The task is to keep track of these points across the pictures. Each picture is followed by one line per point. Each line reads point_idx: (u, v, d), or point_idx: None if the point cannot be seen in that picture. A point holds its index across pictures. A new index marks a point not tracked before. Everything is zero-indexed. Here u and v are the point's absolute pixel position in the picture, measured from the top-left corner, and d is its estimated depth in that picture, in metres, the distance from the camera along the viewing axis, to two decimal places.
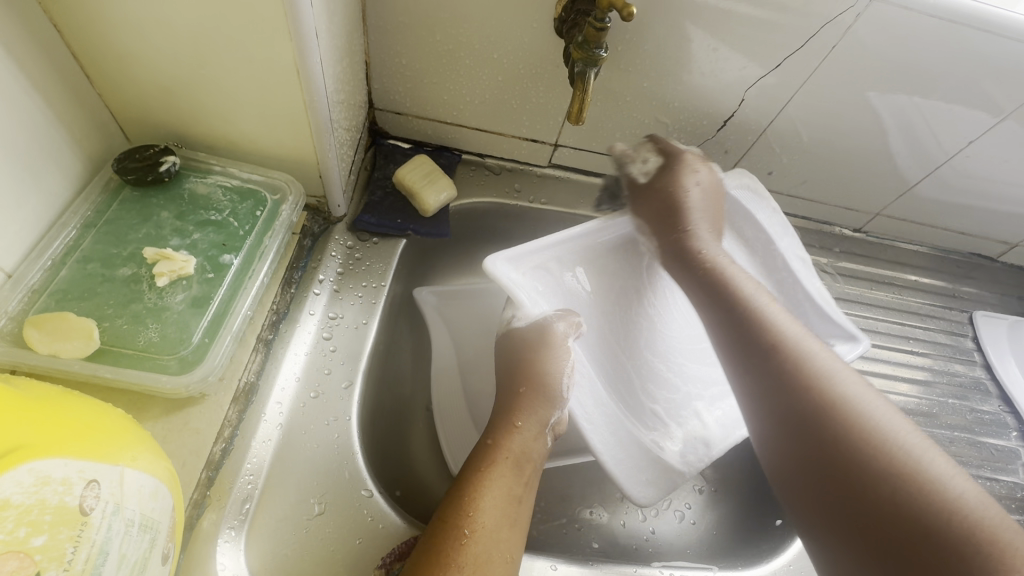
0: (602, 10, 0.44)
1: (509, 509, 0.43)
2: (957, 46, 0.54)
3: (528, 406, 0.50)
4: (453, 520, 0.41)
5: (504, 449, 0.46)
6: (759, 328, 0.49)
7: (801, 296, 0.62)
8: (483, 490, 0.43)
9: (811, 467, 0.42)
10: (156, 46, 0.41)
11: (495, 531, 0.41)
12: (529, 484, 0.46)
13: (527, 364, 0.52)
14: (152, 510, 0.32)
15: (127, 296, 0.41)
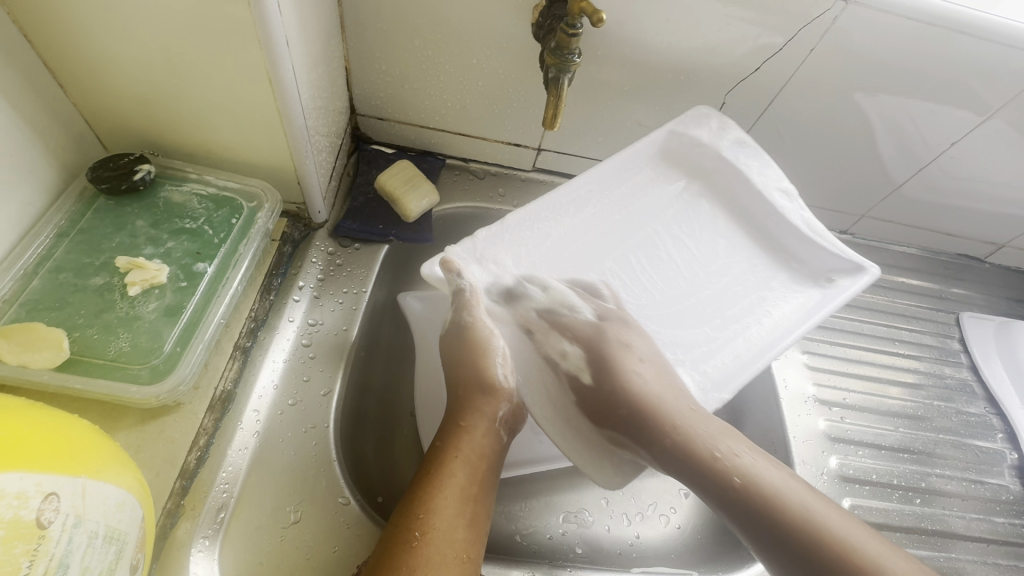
0: (575, 16, 0.44)
1: (465, 510, 0.43)
2: (936, 47, 0.53)
3: (473, 405, 0.50)
4: (406, 527, 0.41)
5: (454, 449, 0.47)
6: (692, 450, 0.48)
7: (785, 230, 0.59)
8: (435, 494, 0.43)
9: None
10: (127, 55, 0.41)
11: (450, 534, 0.42)
12: (486, 481, 0.46)
13: (465, 362, 0.51)
14: (118, 521, 0.32)
15: (99, 305, 0.41)
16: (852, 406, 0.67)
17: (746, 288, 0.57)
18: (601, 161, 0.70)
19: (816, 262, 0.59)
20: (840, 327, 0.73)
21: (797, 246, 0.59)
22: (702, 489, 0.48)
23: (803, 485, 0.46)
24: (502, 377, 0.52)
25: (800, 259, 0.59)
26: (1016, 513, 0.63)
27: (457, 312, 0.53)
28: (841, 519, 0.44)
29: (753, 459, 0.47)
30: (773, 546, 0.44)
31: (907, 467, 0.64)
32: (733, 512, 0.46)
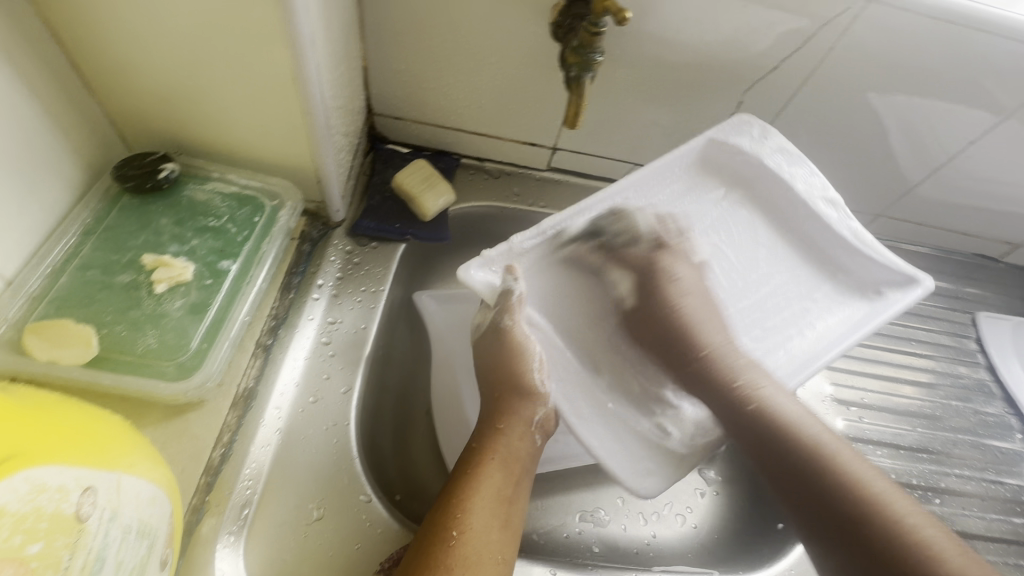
0: (597, 15, 0.44)
1: (500, 512, 0.44)
2: (956, 46, 0.53)
3: (509, 408, 0.49)
4: (444, 525, 0.42)
5: (491, 451, 0.47)
6: (718, 372, 0.51)
7: (831, 240, 0.55)
8: (472, 492, 0.44)
9: (811, 513, 0.45)
10: (155, 54, 0.41)
11: (486, 535, 0.42)
12: (520, 483, 0.46)
13: (498, 361, 0.51)
14: (150, 516, 0.32)
15: (126, 302, 0.41)
16: (869, 405, 0.67)
17: (788, 299, 0.54)
18: (616, 160, 0.70)
19: (866, 273, 0.54)
20: None
21: (844, 257, 0.55)
22: (717, 402, 0.51)
23: (828, 429, 0.49)
24: (541, 383, 0.50)
25: (848, 269, 0.55)
26: None
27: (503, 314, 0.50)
28: (855, 460, 0.46)
29: (776, 390, 0.50)
30: (778, 464, 0.48)
31: (924, 467, 0.64)
32: (746, 427, 0.50)
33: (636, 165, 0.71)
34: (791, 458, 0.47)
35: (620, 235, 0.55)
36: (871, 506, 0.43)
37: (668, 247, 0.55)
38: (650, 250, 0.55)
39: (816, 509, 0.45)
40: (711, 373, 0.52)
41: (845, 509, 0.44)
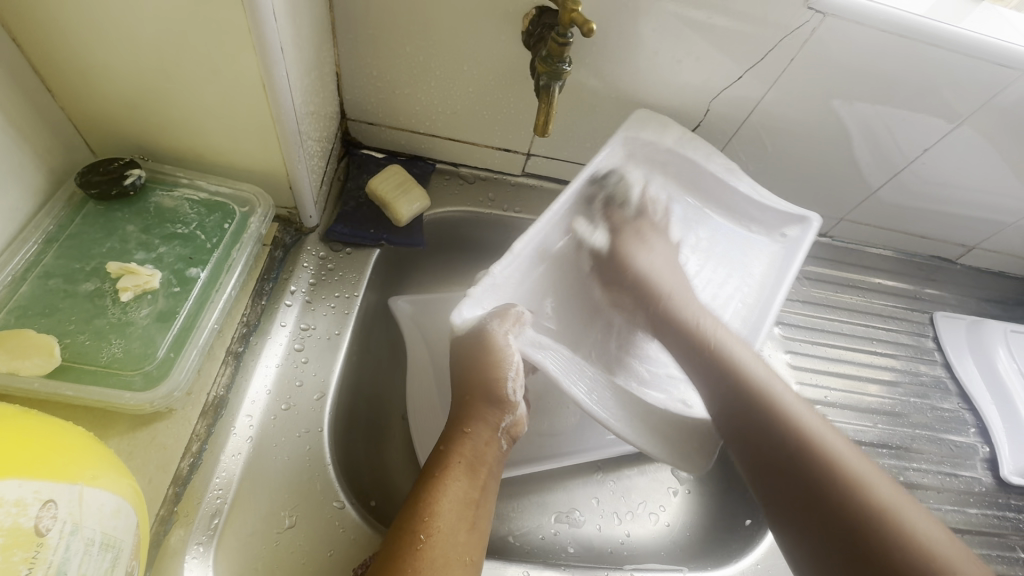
0: (565, 25, 0.45)
1: (466, 513, 0.44)
2: (909, 57, 0.56)
3: (477, 413, 0.50)
4: (409, 528, 0.42)
5: (457, 454, 0.47)
6: (719, 354, 0.54)
7: (740, 200, 0.65)
8: (438, 495, 0.44)
9: (790, 480, 0.48)
10: (119, 59, 0.40)
11: (453, 536, 0.42)
12: (486, 486, 0.47)
13: (471, 372, 0.50)
14: (114, 528, 0.32)
15: (91, 311, 0.41)
16: (833, 403, 0.69)
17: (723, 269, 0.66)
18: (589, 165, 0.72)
19: (770, 220, 0.65)
20: (820, 327, 0.75)
21: (756, 212, 0.65)
22: (706, 377, 0.54)
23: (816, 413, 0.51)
24: (513, 393, 0.50)
25: (759, 220, 0.66)
26: (988, 504, 0.66)
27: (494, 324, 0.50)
28: (844, 446, 0.48)
29: (773, 381, 0.52)
30: (766, 442, 0.50)
31: (886, 461, 0.66)
32: (735, 396, 0.52)
33: None
34: (779, 435, 0.49)
35: (612, 187, 0.63)
36: (852, 488, 0.45)
37: (646, 217, 0.65)
38: (631, 218, 0.65)
39: (799, 488, 0.47)
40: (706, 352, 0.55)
41: (830, 488, 0.46)
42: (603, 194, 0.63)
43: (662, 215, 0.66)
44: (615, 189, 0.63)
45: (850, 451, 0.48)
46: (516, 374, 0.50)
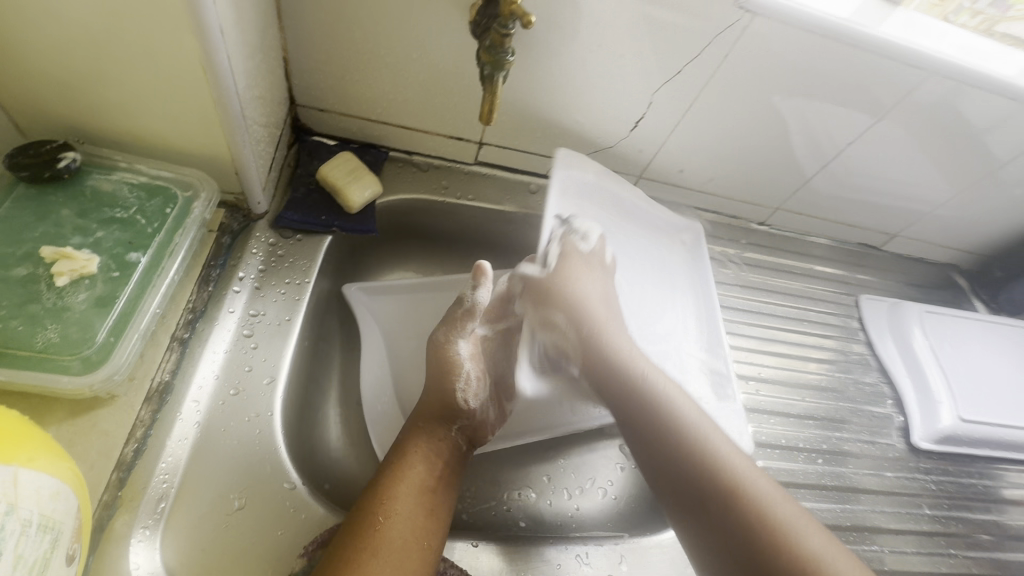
0: (506, 17, 0.46)
1: (423, 499, 0.46)
2: (831, 55, 0.60)
3: (428, 414, 0.53)
4: (366, 508, 0.43)
5: (414, 445, 0.49)
6: (663, 410, 0.55)
7: (654, 214, 0.75)
8: (397, 481, 0.46)
9: (717, 526, 0.49)
10: (47, 37, 0.39)
11: (410, 519, 0.44)
12: (443, 477, 0.49)
13: (432, 380, 0.54)
14: (52, 510, 0.32)
15: (22, 296, 0.39)
16: (766, 378, 0.74)
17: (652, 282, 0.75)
18: (541, 155, 0.74)
19: (663, 221, 0.77)
20: (757, 309, 0.80)
21: (664, 224, 0.76)
22: (642, 441, 0.55)
23: (746, 459, 0.53)
24: (469, 400, 0.54)
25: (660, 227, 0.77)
26: (902, 468, 0.72)
27: (443, 328, 0.56)
28: (773, 492, 0.50)
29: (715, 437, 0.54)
30: (695, 496, 0.51)
31: (813, 431, 0.72)
32: (671, 457, 0.53)
33: None
34: (714, 489, 0.50)
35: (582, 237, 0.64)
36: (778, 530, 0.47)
37: (596, 257, 0.65)
38: (578, 275, 0.62)
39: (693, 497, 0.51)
40: (651, 419, 0.55)
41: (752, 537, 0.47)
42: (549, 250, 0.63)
43: (598, 249, 0.66)
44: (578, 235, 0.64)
45: (778, 496, 0.50)
46: (468, 379, 0.54)
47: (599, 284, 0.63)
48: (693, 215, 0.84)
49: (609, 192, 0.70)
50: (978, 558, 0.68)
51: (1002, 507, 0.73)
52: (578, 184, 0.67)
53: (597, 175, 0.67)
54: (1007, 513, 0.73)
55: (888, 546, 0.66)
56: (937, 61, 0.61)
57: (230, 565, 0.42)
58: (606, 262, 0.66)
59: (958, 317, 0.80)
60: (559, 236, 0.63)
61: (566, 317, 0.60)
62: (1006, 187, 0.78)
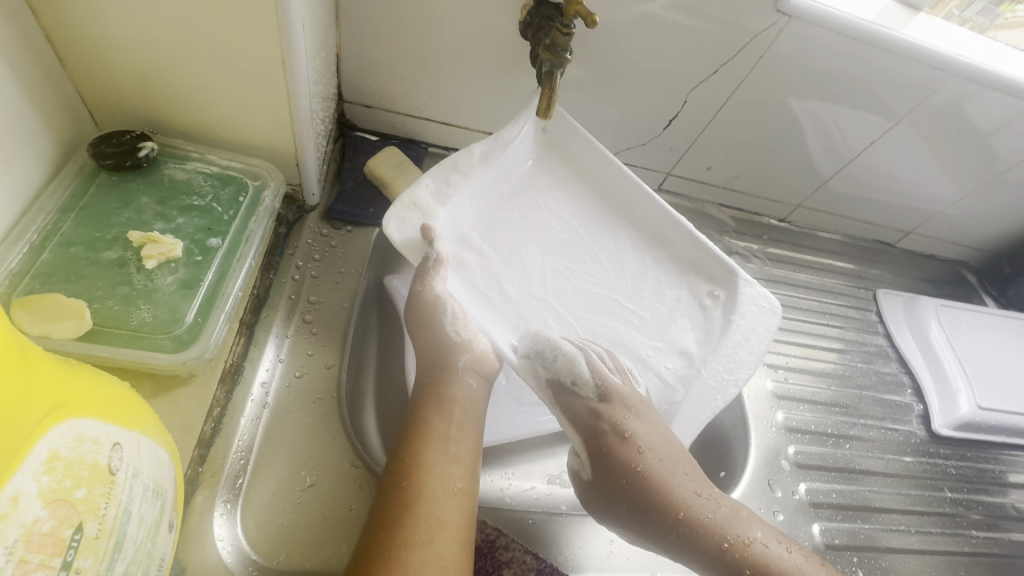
0: (569, 17, 0.49)
1: (447, 451, 0.46)
2: (860, 57, 0.63)
3: (435, 363, 0.51)
4: (393, 471, 0.45)
5: (426, 417, 0.48)
6: (706, 536, 0.48)
7: (505, 159, 0.58)
8: (419, 464, 0.45)
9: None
10: (139, 32, 0.41)
11: (437, 471, 0.45)
12: (464, 423, 0.49)
13: (421, 326, 0.52)
14: (161, 477, 0.34)
15: (116, 278, 0.42)
16: (792, 367, 0.77)
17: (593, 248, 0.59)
18: None
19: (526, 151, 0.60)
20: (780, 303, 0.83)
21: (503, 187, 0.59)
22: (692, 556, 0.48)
23: (778, 536, 0.50)
24: (461, 334, 0.51)
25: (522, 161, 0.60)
26: (922, 452, 0.76)
27: (416, 280, 0.52)
28: (816, 567, 0.49)
29: (745, 528, 0.49)
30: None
31: (838, 417, 0.74)
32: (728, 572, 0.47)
33: None
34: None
35: (550, 361, 0.51)
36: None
37: (611, 396, 0.51)
38: (593, 400, 0.51)
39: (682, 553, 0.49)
40: (670, 518, 0.48)
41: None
42: (547, 374, 0.51)
43: (622, 373, 0.53)
44: (562, 371, 0.51)
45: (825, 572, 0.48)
46: (457, 316, 0.51)
47: (638, 420, 0.50)
48: (716, 211, 0.87)
49: (494, 179, 0.58)
50: (993, 538, 0.72)
51: (1013, 490, 0.77)
52: (468, 217, 0.56)
53: (446, 212, 0.55)
54: (1019, 496, 0.77)
55: (912, 526, 0.69)
56: (960, 64, 0.64)
57: (307, 539, 0.44)
58: (639, 395, 0.52)
59: (971, 310, 0.84)
60: (470, 266, 0.55)
61: (555, 390, 0.52)
62: (1016, 187, 0.81)
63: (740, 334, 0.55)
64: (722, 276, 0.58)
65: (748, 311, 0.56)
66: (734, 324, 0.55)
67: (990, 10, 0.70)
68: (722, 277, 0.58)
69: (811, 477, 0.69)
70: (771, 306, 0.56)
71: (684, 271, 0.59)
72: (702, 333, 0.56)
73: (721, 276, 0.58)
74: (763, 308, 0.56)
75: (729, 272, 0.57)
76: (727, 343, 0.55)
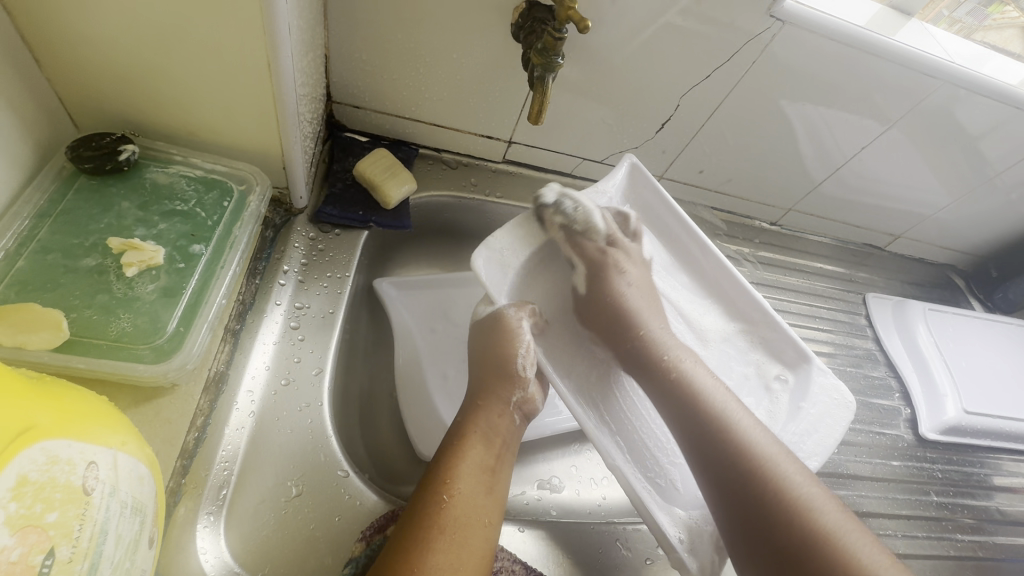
0: (561, 21, 0.48)
1: (483, 478, 0.46)
2: (854, 63, 0.63)
3: (491, 388, 0.52)
4: (431, 490, 0.44)
5: (472, 427, 0.49)
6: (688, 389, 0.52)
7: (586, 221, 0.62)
8: (452, 485, 0.44)
9: (745, 507, 0.46)
10: (117, 34, 0.40)
11: (472, 497, 0.44)
12: (502, 456, 0.48)
13: (485, 350, 0.53)
14: (141, 493, 0.33)
15: (94, 286, 0.41)
16: None
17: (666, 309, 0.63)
18: (566, 154, 0.76)
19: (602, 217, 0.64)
20: (771, 306, 0.83)
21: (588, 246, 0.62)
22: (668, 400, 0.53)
23: (772, 438, 0.49)
24: (524, 369, 0.52)
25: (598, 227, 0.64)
26: (909, 457, 0.76)
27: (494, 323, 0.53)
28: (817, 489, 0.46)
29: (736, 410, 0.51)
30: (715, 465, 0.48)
31: None
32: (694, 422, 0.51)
33: (584, 159, 0.77)
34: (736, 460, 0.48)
35: (570, 215, 0.58)
36: (786, 499, 0.45)
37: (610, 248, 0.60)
38: (603, 245, 0.60)
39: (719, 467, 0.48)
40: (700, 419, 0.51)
41: (754, 485, 0.46)
42: (563, 220, 0.58)
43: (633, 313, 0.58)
44: (575, 216, 0.59)
45: (808, 482, 0.46)
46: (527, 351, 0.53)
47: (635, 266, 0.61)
48: (708, 214, 0.87)
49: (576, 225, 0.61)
50: (978, 541, 0.73)
51: (997, 494, 0.78)
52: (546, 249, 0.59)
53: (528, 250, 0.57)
54: (1002, 499, 0.78)
55: (899, 530, 0.70)
56: (951, 70, 0.64)
57: (291, 550, 0.43)
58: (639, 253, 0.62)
59: (959, 314, 0.84)
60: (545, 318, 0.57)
61: (568, 233, 0.59)
62: (1003, 192, 0.82)
63: (809, 423, 0.56)
64: (795, 362, 0.59)
65: (820, 400, 0.57)
66: (805, 412, 0.57)
67: (979, 11, 0.69)
68: (793, 362, 0.60)
69: None
70: (844, 400, 0.56)
71: (753, 348, 0.61)
72: (768, 412, 0.58)
73: (792, 360, 0.60)
74: (836, 402, 0.57)
75: (803, 357, 0.59)
76: (793, 428, 0.56)
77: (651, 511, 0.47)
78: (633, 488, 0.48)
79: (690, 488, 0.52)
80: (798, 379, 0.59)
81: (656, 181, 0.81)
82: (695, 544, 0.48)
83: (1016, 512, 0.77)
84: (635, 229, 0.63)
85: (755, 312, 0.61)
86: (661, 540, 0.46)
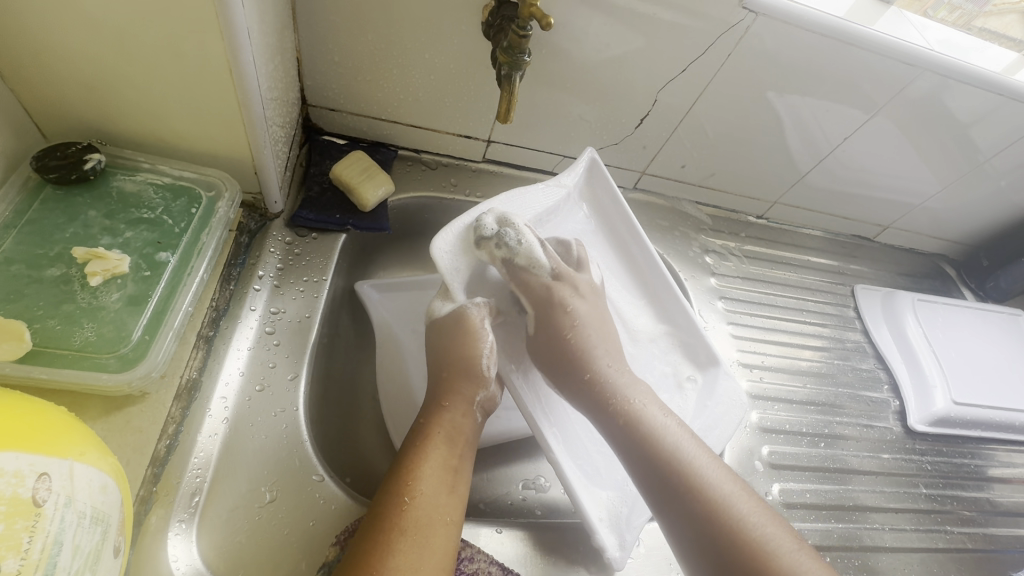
0: (525, 19, 0.48)
1: (446, 478, 0.46)
2: (831, 53, 0.62)
3: (455, 388, 0.51)
4: (392, 492, 0.44)
5: (436, 426, 0.49)
6: (640, 431, 0.49)
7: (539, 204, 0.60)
8: (412, 487, 0.44)
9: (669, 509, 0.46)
10: (76, 45, 0.40)
11: (434, 497, 0.44)
12: (464, 454, 0.48)
13: (447, 348, 0.52)
14: (102, 503, 0.33)
15: (58, 297, 0.42)
16: (768, 367, 0.77)
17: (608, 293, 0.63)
18: (547, 152, 0.75)
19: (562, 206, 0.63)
20: (758, 300, 0.83)
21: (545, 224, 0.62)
22: (626, 453, 0.49)
23: (726, 472, 0.48)
24: (486, 368, 0.52)
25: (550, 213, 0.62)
26: (898, 449, 0.76)
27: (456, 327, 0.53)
28: (742, 494, 0.46)
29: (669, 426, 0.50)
30: (651, 480, 0.47)
31: (814, 416, 0.75)
32: (656, 475, 0.47)
33: (565, 157, 0.76)
34: (695, 507, 0.45)
35: (571, 197, 0.58)
36: (731, 523, 0.44)
37: (565, 277, 0.56)
38: (547, 279, 0.55)
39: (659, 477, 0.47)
40: (635, 433, 0.49)
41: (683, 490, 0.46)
42: (506, 253, 0.53)
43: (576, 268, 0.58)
44: (576, 198, 0.58)
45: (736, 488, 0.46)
46: (488, 349, 0.52)
47: (625, 247, 0.61)
48: (693, 209, 0.86)
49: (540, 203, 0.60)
50: (969, 532, 0.73)
51: (990, 485, 0.77)
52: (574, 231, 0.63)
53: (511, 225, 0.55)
54: (995, 490, 0.77)
55: (888, 524, 0.70)
56: (931, 58, 0.63)
57: (265, 556, 0.43)
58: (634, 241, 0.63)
59: (949, 304, 0.83)
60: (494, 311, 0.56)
61: (509, 266, 0.54)
62: (993, 179, 0.81)
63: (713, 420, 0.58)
64: (705, 363, 0.61)
65: (724, 401, 0.59)
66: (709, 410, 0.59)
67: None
68: (705, 363, 0.61)
69: (785, 477, 0.69)
70: (742, 402, 0.59)
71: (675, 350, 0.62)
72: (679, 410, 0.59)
73: (704, 362, 0.61)
74: (739, 404, 0.59)
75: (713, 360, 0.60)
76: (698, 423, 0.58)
77: (581, 499, 0.50)
78: (567, 479, 0.50)
79: (614, 474, 0.54)
80: (722, 376, 0.60)
81: (639, 177, 0.81)
82: (614, 523, 0.51)
83: (1009, 503, 0.77)
84: (579, 258, 0.58)
85: (704, 322, 0.60)
86: (586, 524, 0.49)
